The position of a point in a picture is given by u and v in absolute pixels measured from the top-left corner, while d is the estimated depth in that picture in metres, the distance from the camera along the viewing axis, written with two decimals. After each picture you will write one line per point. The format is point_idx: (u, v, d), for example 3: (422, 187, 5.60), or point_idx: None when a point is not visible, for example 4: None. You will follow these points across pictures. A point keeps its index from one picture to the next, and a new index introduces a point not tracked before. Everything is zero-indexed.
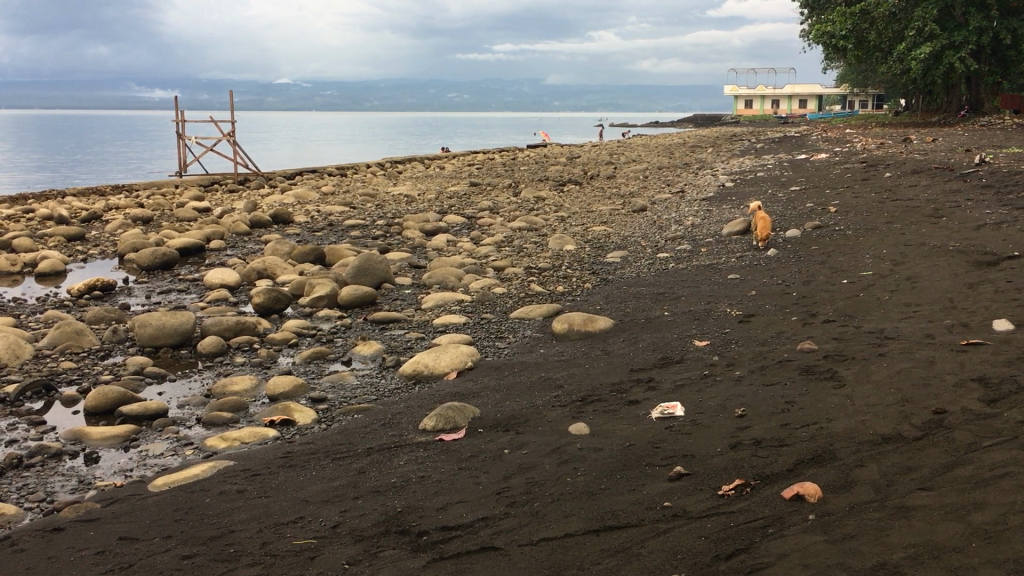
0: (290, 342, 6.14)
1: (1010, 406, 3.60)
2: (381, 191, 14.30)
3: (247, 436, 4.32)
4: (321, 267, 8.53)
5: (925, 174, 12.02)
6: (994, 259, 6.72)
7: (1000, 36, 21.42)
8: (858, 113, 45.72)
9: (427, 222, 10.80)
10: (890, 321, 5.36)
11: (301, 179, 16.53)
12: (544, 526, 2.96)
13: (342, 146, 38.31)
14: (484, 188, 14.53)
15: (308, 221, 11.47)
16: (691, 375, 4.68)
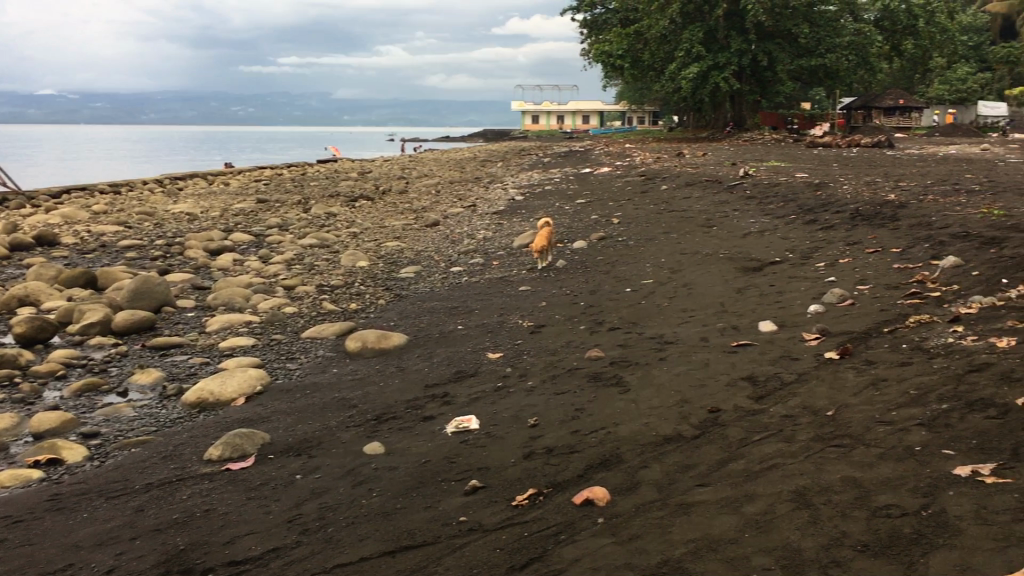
0: (58, 374, 5.69)
1: (775, 402, 3.89)
2: (160, 210, 13.56)
3: (6, 480, 3.94)
4: (93, 292, 7.98)
5: (697, 185, 12.82)
6: (755, 265, 7.26)
7: (757, 58, 23.27)
8: (635, 129, 48.25)
9: (211, 241, 10.36)
10: (669, 326, 5.65)
11: (70, 197, 15.43)
12: (338, 551, 2.88)
13: (116, 163, 36.03)
14: (272, 205, 14.13)
15: (79, 242, 10.70)
16: (484, 388, 4.73)
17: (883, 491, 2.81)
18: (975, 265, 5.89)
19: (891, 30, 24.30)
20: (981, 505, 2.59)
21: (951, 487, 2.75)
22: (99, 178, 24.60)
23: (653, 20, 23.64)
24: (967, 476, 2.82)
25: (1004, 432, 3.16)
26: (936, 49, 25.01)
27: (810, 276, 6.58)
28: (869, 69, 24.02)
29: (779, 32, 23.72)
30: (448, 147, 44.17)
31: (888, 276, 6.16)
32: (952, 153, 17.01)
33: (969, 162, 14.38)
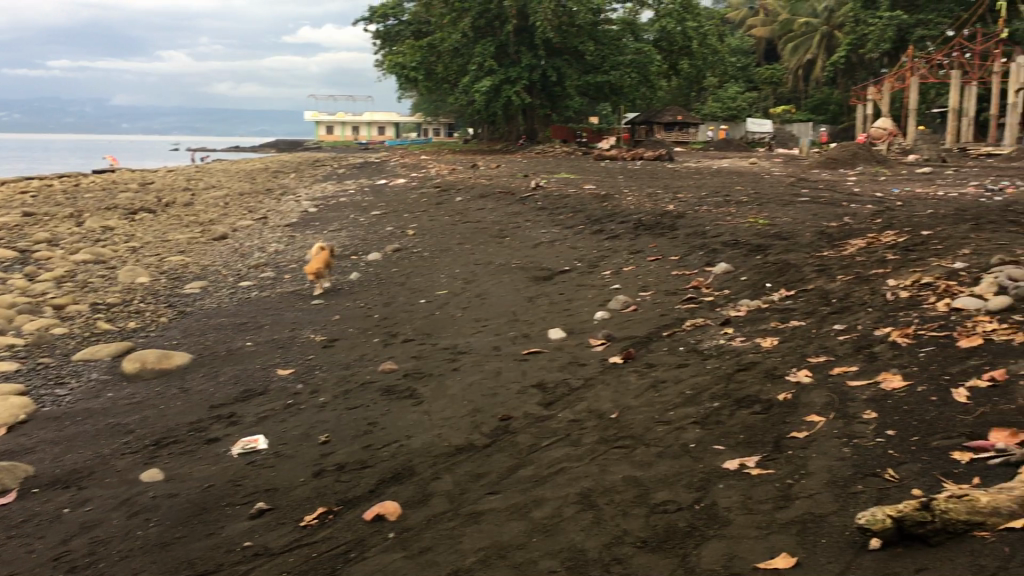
0: None
1: (563, 407, 4.00)
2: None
3: None
4: None
5: (491, 197, 13.04)
6: (546, 274, 7.47)
7: (547, 73, 24.03)
8: (431, 140, 48.54)
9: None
10: (464, 335, 5.70)
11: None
12: None
13: None
14: (40, 218, 13.10)
15: None
16: (273, 406, 4.58)
17: (661, 488, 2.94)
18: (744, 271, 6.33)
19: (669, 50, 25.69)
20: (747, 496, 2.77)
21: (721, 481, 2.93)
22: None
23: (445, 34, 23.88)
24: (735, 468, 3.01)
25: (767, 425, 3.40)
26: (709, 69, 26.78)
27: (597, 283, 6.85)
28: (650, 86, 25.33)
29: (566, 49, 24.60)
30: (238, 158, 42.70)
31: (667, 283, 6.51)
32: (724, 167, 18.22)
33: (740, 175, 15.46)
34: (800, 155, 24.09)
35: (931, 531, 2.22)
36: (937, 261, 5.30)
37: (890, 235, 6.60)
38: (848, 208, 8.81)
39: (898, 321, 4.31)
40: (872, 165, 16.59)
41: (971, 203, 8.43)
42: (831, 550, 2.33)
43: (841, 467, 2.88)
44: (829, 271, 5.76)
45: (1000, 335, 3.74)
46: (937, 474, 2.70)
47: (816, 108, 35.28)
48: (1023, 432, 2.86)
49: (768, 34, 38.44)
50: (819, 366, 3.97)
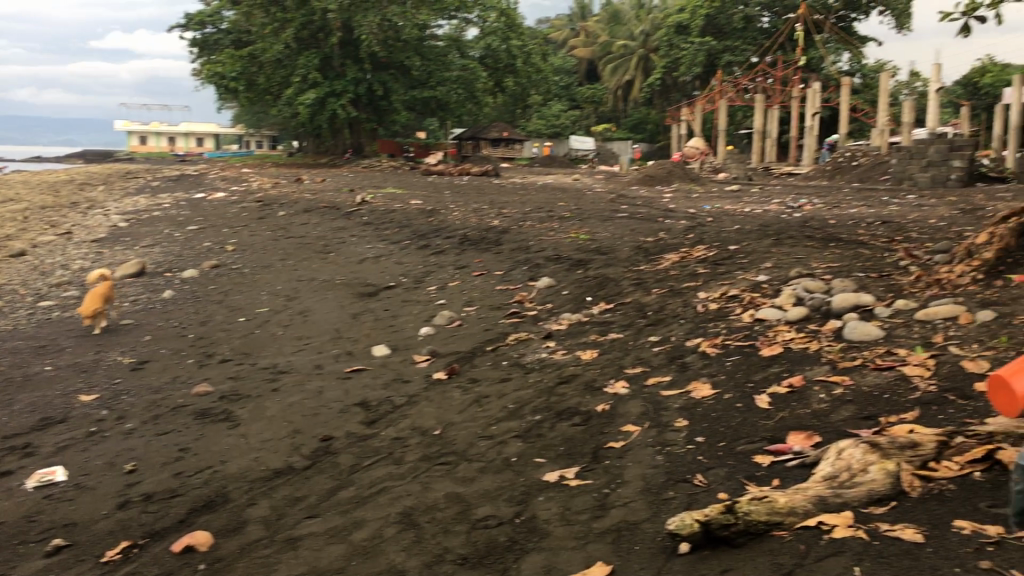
0: None
1: (386, 425, 3.95)
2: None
3: None
4: None
5: (315, 211, 12.80)
6: (371, 290, 7.39)
7: (372, 87, 23.89)
8: (254, 153, 47.20)
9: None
10: (285, 354, 5.54)
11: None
12: None
13: None
14: None
15: None
16: (74, 435, 4.28)
17: (482, 503, 2.95)
18: (565, 285, 6.49)
19: (494, 67, 26.00)
20: (565, 508, 2.82)
21: (541, 493, 2.97)
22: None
23: (266, 44, 23.28)
24: (554, 480, 3.06)
25: (585, 437, 3.48)
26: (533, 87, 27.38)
27: (421, 299, 6.84)
28: (476, 103, 25.62)
29: (392, 64, 24.54)
30: (40, 169, 39.98)
31: (491, 298, 6.58)
32: (548, 183, 18.66)
33: (563, 191, 15.86)
34: (620, 173, 25.01)
35: (734, 533, 2.32)
36: (743, 274, 5.61)
37: (701, 250, 6.93)
38: (664, 224, 9.20)
39: (707, 332, 4.52)
40: (686, 182, 17.41)
41: (774, 220, 9.00)
42: (644, 557, 2.40)
43: (654, 475, 2.98)
44: (645, 284, 5.99)
45: (797, 343, 4.00)
46: (742, 477, 2.84)
47: (635, 127, 36.72)
48: (817, 434, 3.06)
49: (589, 55, 39.71)
50: (635, 377, 4.10)
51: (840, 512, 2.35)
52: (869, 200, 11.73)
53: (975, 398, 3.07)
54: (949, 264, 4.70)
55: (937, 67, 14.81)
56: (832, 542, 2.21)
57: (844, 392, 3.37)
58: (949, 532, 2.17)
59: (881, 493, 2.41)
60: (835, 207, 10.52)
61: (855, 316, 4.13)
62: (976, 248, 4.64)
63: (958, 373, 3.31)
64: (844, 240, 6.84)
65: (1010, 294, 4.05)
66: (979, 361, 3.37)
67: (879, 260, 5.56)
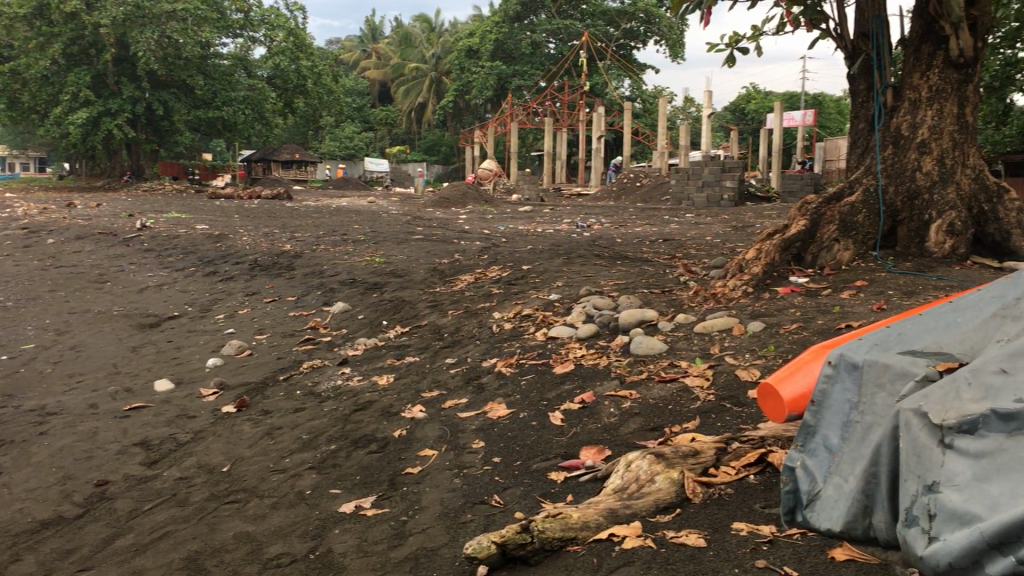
0: None
1: (169, 465, 3.73)
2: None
3: None
4: None
5: (89, 239, 11.97)
6: (152, 321, 6.99)
7: (153, 107, 22.56)
8: (14, 177, 43.86)
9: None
10: (56, 393, 5.13)
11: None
12: None
13: None
14: None
15: None
16: None
17: (275, 540, 2.83)
18: (360, 309, 6.41)
19: (283, 87, 25.54)
20: (361, 539, 2.75)
21: (336, 526, 2.88)
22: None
23: (30, 59, 21.60)
24: (350, 511, 2.97)
25: (382, 463, 3.42)
26: (324, 109, 27.03)
27: (209, 328, 6.54)
28: (265, 123, 24.93)
29: (173, 82, 23.40)
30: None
31: (283, 324, 6.38)
32: (343, 206, 18.37)
33: (357, 213, 15.68)
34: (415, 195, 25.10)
35: (530, 551, 2.32)
36: (535, 293, 5.73)
37: (495, 270, 7.03)
38: (457, 245, 9.28)
39: (502, 352, 4.57)
40: (480, 204, 17.68)
41: (564, 239, 9.29)
42: None
43: (451, 499, 2.96)
44: (440, 306, 5.99)
45: (587, 359, 4.11)
46: (537, 495, 2.87)
47: (429, 149, 37.04)
48: (607, 448, 3.14)
49: (381, 76, 39.66)
50: (432, 401, 4.06)
51: (630, 522, 2.37)
52: (652, 219, 12.37)
53: (749, 404, 3.22)
54: (722, 279, 4.92)
55: (709, 92, 15.84)
56: (622, 553, 2.23)
57: (631, 405, 3.48)
58: (729, 535, 2.22)
59: (666, 501, 2.46)
60: (621, 226, 11.00)
61: (641, 330, 4.29)
62: (747, 264, 4.86)
63: (734, 382, 3.48)
64: (630, 257, 7.16)
65: (775, 305, 4.35)
66: (753, 369, 3.53)
67: (662, 276, 5.84)
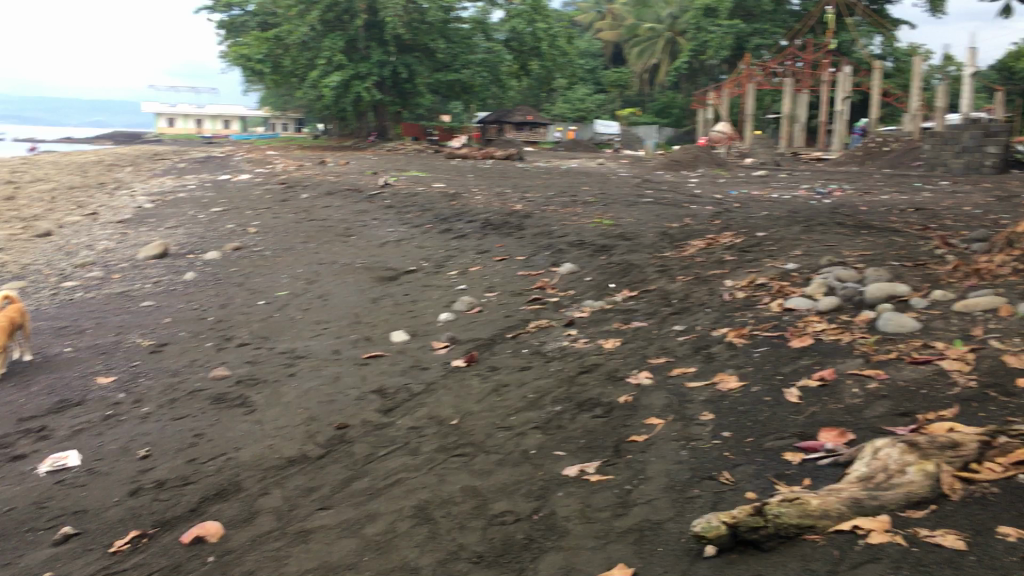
0: None
1: (403, 414, 3.84)
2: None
3: None
4: None
5: (336, 195, 12.94)
6: (480, 265, 7.31)
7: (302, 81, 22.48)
8: (279, 135, 48.65)
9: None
10: (332, 335, 5.48)
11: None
12: None
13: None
14: None
15: None
16: (90, 418, 4.22)
17: (500, 497, 2.85)
18: (588, 271, 6.40)
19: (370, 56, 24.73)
20: (586, 504, 2.73)
21: (561, 488, 2.87)
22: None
23: (292, 27, 23.51)
24: (575, 475, 2.97)
25: (608, 429, 3.39)
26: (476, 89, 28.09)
27: (503, 278, 6.69)
28: (500, 85, 26.22)
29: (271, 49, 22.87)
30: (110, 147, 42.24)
31: (513, 283, 6.49)
32: (542, 168, 18.86)
33: (505, 178, 15.66)
34: (570, 159, 24.03)
35: (764, 536, 2.23)
36: (771, 262, 5.49)
37: (727, 236, 6.81)
38: (690, 209, 9.06)
39: (734, 321, 4.40)
40: (702, 166, 17.29)
41: (803, 206, 8.84)
42: (667, 559, 2.30)
43: (678, 472, 2.88)
44: (670, 271, 5.88)
45: (828, 335, 3.88)
46: (771, 476, 2.75)
47: (661, 111, 36.39)
48: (850, 431, 2.95)
49: (615, 38, 39.47)
50: (659, 368, 3.99)
51: (876, 515, 2.25)
52: (900, 186, 11.47)
53: (1018, 395, 2.97)
54: (988, 253, 4.65)
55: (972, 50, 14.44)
56: (868, 549, 2.10)
57: (878, 387, 3.26)
58: (995, 539, 2.07)
59: (919, 495, 2.31)
60: (866, 193, 10.39)
61: (889, 307, 4.03)
62: (1018, 237, 4.56)
63: (999, 369, 3.21)
64: (876, 226, 6.72)
65: None
66: (1022, 356, 3.27)
67: (913, 249, 5.41)
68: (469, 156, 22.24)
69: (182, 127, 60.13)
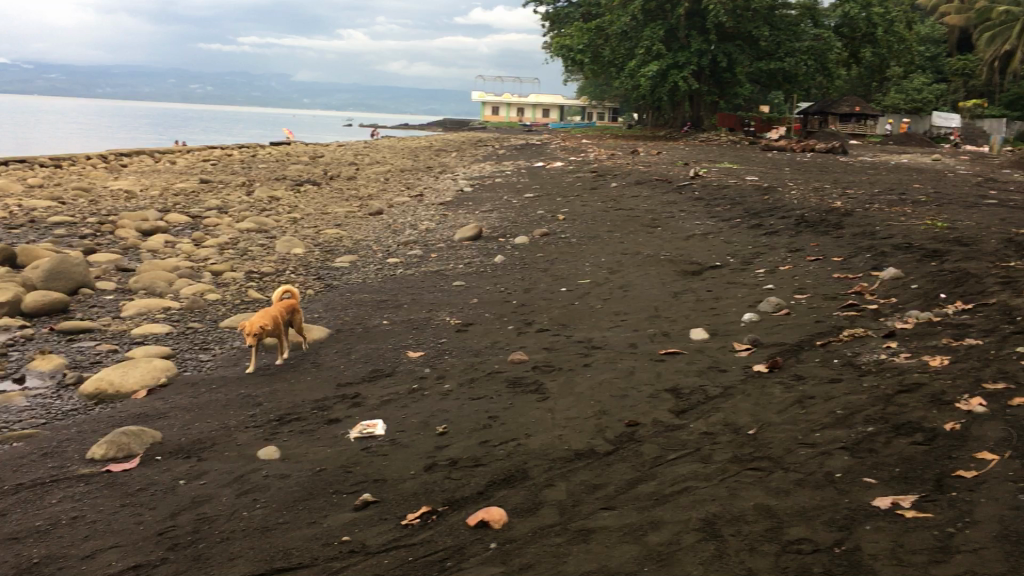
0: (81, 329, 6.25)
1: (697, 417, 3.67)
2: (102, 198, 14.04)
3: (143, 385, 4.84)
4: (120, 274, 8.45)
5: (646, 184, 12.95)
6: (791, 265, 6.91)
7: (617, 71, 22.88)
8: (595, 124, 49.71)
9: (161, 239, 10.48)
10: (631, 327, 5.40)
11: (17, 174, 15.99)
12: (220, 552, 2.72)
13: (39, 128, 36.58)
14: (101, 196, 14.32)
15: (61, 222, 11.73)
16: (398, 390, 4.46)
17: (797, 523, 2.62)
18: (914, 279, 5.83)
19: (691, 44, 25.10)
20: (897, 543, 2.44)
21: (868, 522, 2.59)
22: (56, 149, 24.94)
23: (615, 16, 24.31)
24: (886, 508, 2.67)
25: (928, 460, 3.01)
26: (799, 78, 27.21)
27: (816, 280, 6.27)
28: (825, 75, 24.92)
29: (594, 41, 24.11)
30: (440, 133, 45.40)
31: (826, 287, 6.07)
32: (865, 164, 17.67)
33: (822, 172, 14.83)
34: (897, 154, 22.33)
35: None
36: None
37: None
38: None
39: None
40: None
41: None
42: None
43: (1015, 519, 2.48)
44: (1015, 284, 5.18)
45: None
46: None
47: (1011, 103, 32.80)
48: None
49: (962, 23, 35.99)
50: (994, 395, 3.49)
51: None
52: None
53: None
54: None
55: None
56: None
57: None
58: None
59: None
60: None
61: None
62: None
63: None
64: None
65: None
66: None
67: None
68: (784, 149, 21.37)
69: (505, 115, 63.19)
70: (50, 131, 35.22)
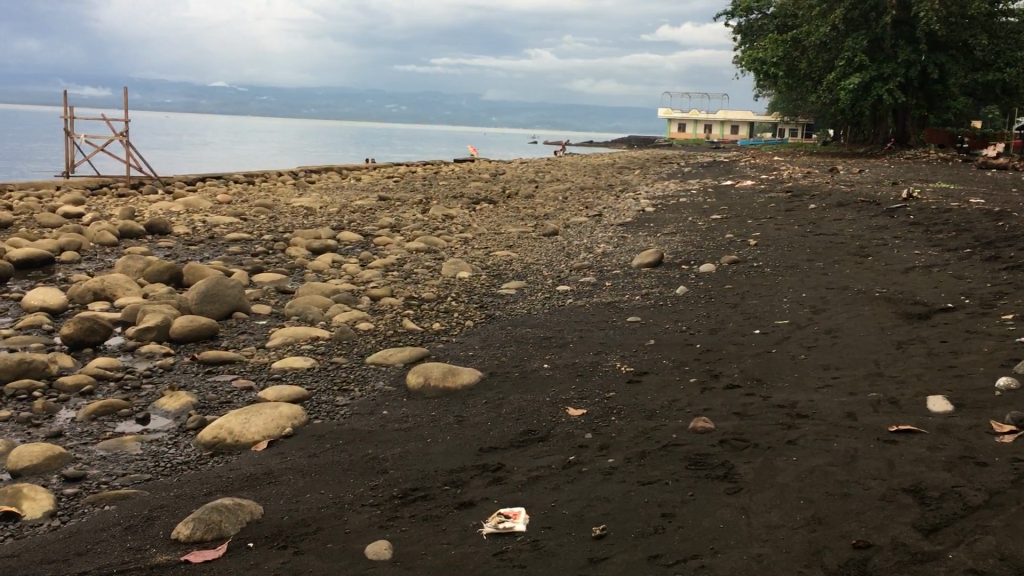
0: (222, 360, 5.82)
1: (954, 542, 2.62)
2: (282, 215, 14.07)
3: (262, 434, 4.27)
4: (279, 297, 8.10)
5: (851, 206, 11.58)
6: None
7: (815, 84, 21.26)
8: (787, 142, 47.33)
9: (328, 259, 10.16)
10: (845, 388, 4.34)
11: (210, 190, 16.41)
12: None
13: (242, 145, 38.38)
14: (285, 212, 14.37)
15: (239, 237, 11.71)
16: (551, 463, 3.63)
17: None
18: None
19: None
20: None
21: None
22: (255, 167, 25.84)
23: (812, 27, 22.49)
24: None
25: None
26: None
27: None
28: None
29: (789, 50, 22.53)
30: (625, 149, 44.58)
31: None
32: None
33: None
34: None
35: None
36: None
37: None
38: None
39: None
40: None
41: None
42: None
43: None
44: None
45: None
46: None
47: None
48: None
49: None
50: None
51: None
52: None
53: None
54: None
55: None
56: None
57: None
58: None
59: None
60: None
61: None
62: None
63: None
64: None
65: None
66: None
67: None
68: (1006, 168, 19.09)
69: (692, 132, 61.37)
70: (255, 148, 36.95)
